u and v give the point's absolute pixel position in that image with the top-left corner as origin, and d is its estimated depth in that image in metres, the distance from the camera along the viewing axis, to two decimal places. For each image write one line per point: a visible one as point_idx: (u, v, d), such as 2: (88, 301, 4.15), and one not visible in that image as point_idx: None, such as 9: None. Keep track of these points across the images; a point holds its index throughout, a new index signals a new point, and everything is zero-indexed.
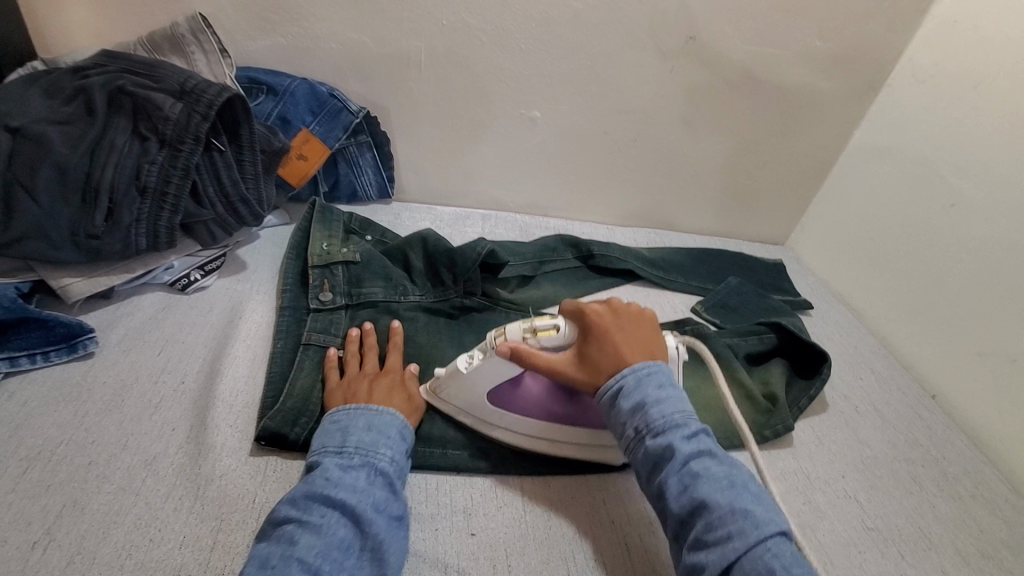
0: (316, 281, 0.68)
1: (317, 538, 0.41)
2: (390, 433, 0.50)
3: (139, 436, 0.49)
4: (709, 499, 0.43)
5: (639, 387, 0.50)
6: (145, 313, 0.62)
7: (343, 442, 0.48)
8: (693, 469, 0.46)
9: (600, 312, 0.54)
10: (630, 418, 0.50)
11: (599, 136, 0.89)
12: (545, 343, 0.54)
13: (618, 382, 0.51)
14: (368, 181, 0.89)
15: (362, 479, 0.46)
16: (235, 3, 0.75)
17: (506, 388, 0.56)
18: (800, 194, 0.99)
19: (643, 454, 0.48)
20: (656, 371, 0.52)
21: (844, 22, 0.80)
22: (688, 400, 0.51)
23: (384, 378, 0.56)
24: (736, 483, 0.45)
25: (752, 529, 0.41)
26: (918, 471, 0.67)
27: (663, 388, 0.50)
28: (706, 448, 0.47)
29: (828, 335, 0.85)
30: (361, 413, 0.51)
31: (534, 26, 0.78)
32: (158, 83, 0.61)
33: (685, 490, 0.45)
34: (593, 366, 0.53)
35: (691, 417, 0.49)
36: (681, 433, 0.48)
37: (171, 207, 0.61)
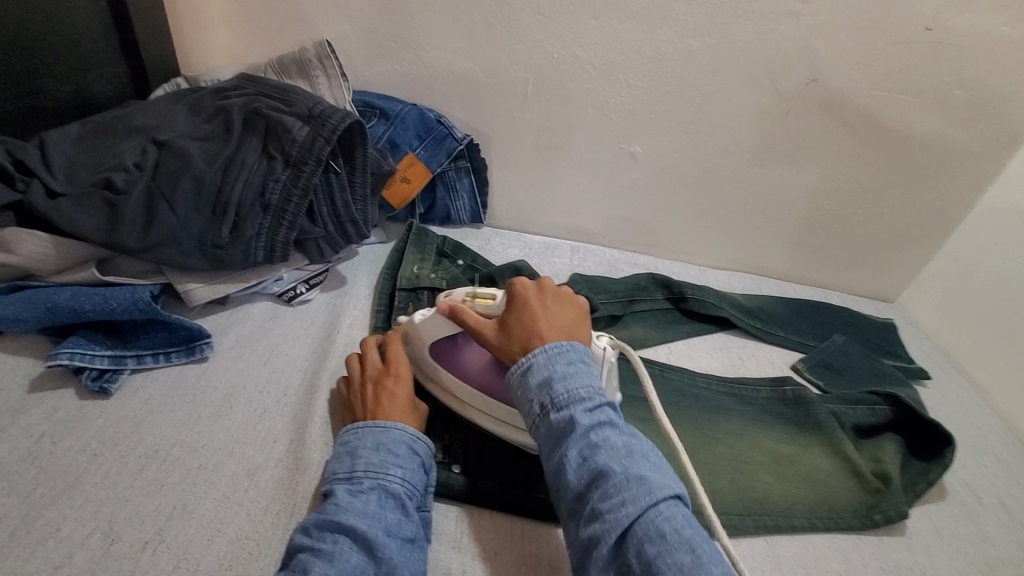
0: (401, 302, 0.69)
1: (332, 566, 0.40)
2: (399, 451, 0.49)
3: (244, 445, 0.51)
4: (607, 468, 0.41)
5: (548, 363, 0.48)
6: (254, 322, 0.65)
7: (352, 467, 0.47)
8: (593, 440, 0.43)
9: (525, 286, 0.56)
10: (536, 393, 0.47)
11: (700, 175, 0.86)
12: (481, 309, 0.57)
13: (529, 360, 0.49)
14: (462, 206, 0.90)
15: (373, 503, 0.45)
16: (359, 32, 0.79)
17: (449, 347, 0.60)
18: (918, 251, 0.90)
19: (546, 429, 0.46)
20: (567, 348, 0.49)
21: (989, 70, 0.73)
22: (595, 374, 0.49)
23: (396, 387, 0.55)
24: (635, 450, 0.42)
25: (645, 495, 0.39)
26: None
27: (572, 363, 0.48)
28: (609, 419, 0.45)
29: (945, 411, 0.77)
30: (369, 430, 0.50)
31: (645, 61, 0.76)
32: (290, 107, 0.65)
33: (584, 462, 0.42)
34: (507, 333, 0.52)
35: (596, 389, 0.47)
36: (584, 406, 0.45)
37: (288, 224, 0.64)
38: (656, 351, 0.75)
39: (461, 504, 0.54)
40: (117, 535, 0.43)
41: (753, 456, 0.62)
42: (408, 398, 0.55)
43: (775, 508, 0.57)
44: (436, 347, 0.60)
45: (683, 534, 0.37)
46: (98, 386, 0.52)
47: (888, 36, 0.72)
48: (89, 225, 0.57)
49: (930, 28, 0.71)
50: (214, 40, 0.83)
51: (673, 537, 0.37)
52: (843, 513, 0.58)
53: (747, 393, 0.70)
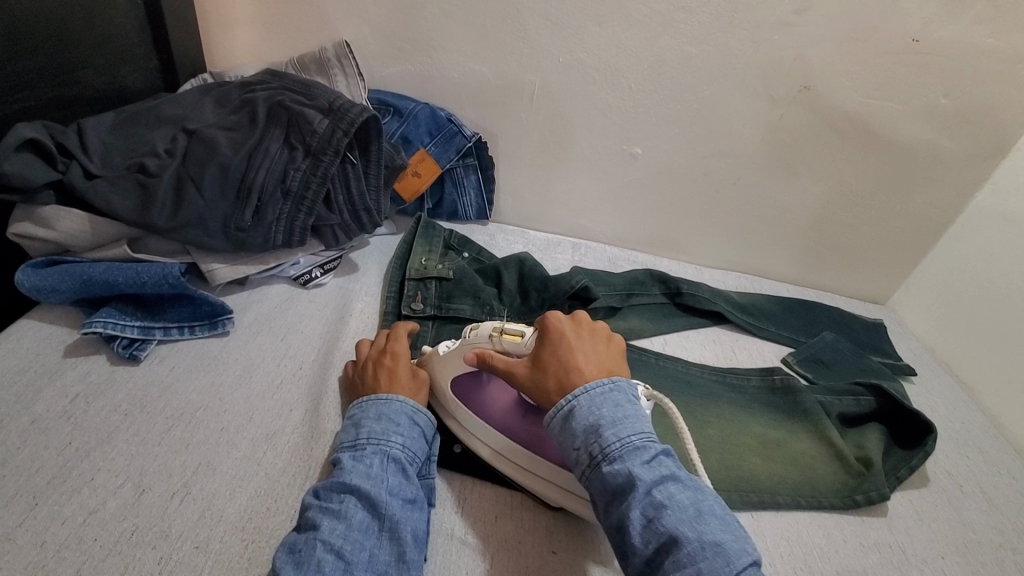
0: (410, 291, 0.72)
1: (338, 522, 0.43)
2: (399, 420, 0.52)
3: (263, 411, 0.54)
4: (676, 531, 0.40)
5: (595, 408, 0.48)
6: (272, 302, 0.69)
7: (356, 436, 0.51)
8: (656, 497, 0.42)
9: (559, 320, 0.56)
10: (586, 442, 0.47)
11: (698, 177, 0.90)
12: (508, 347, 0.56)
13: (570, 404, 0.49)
14: (469, 202, 0.94)
15: (375, 465, 0.48)
16: (376, 35, 0.84)
17: (472, 384, 0.60)
18: (908, 254, 0.94)
19: (601, 482, 0.46)
20: (612, 392, 0.49)
21: (973, 80, 0.77)
22: (645, 418, 0.49)
23: (394, 362, 0.58)
24: (702, 508, 0.42)
25: (723, 565, 0.38)
26: None
27: (621, 410, 0.48)
28: (669, 472, 0.44)
29: (930, 406, 0.80)
30: (371, 403, 0.53)
31: (646, 67, 0.81)
32: (311, 100, 0.69)
33: (649, 523, 0.42)
34: (541, 369, 0.53)
35: (650, 438, 0.47)
36: (640, 458, 0.45)
37: (307, 210, 0.68)
38: (652, 342, 0.79)
39: (464, 474, 0.57)
40: (146, 486, 0.47)
41: (742, 439, 0.65)
42: (409, 368, 0.59)
43: (762, 486, 0.60)
44: (459, 382, 0.60)
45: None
46: (128, 354, 0.56)
47: (877, 47, 0.76)
48: (123, 206, 0.61)
49: (917, 40, 0.75)
50: (240, 40, 0.88)
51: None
52: (826, 493, 0.61)
53: (738, 382, 0.73)
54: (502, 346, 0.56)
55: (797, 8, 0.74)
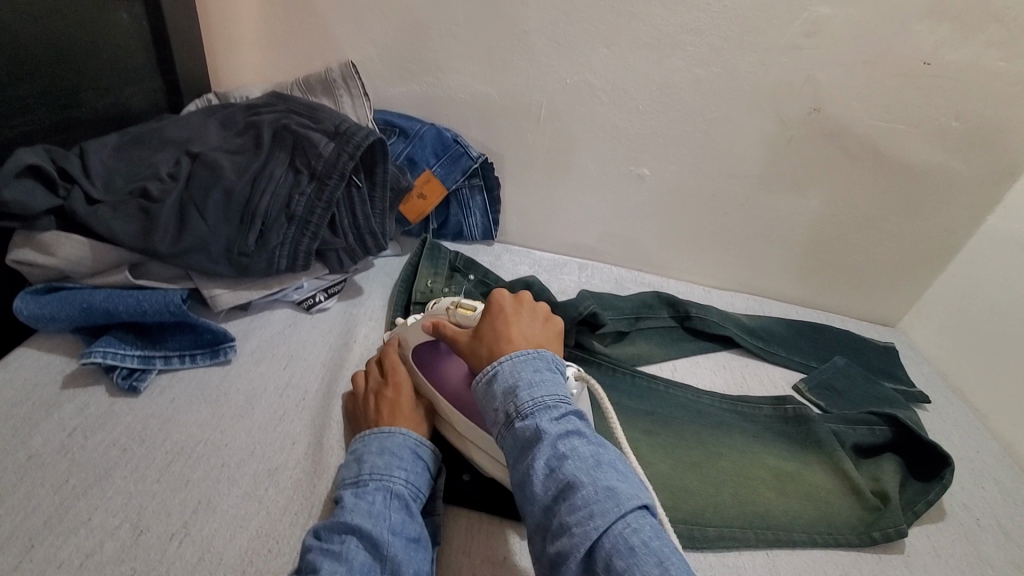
0: (416, 316, 0.71)
1: (338, 563, 0.41)
2: (403, 455, 0.51)
3: (265, 445, 0.53)
4: (574, 478, 0.40)
5: (515, 370, 0.48)
6: (275, 328, 0.67)
7: (359, 472, 0.49)
8: (560, 449, 0.42)
9: (506, 297, 0.56)
10: (503, 402, 0.47)
11: (706, 198, 0.89)
12: (461, 320, 0.57)
13: (495, 368, 0.49)
14: (475, 222, 0.93)
15: (378, 502, 0.47)
16: (382, 55, 0.83)
17: (431, 354, 0.60)
18: (919, 276, 0.92)
19: (512, 438, 0.45)
20: (534, 358, 0.49)
21: (985, 104, 0.76)
22: (563, 383, 0.48)
23: (396, 393, 0.57)
24: (602, 460, 0.42)
25: (613, 506, 0.38)
26: None
27: (539, 373, 0.48)
28: (576, 429, 0.44)
29: (944, 434, 0.78)
30: (373, 436, 0.53)
31: (655, 89, 0.80)
32: (317, 124, 0.68)
33: (551, 472, 0.41)
34: (477, 337, 0.53)
35: (563, 399, 0.46)
36: (550, 415, 0.45)
37: (311, 234, 0.67)
38: (661, 367, 0.77)
39: (471, 509, 0.55)
40: (145, 526, 0.45)
41: (754, 471, 0.63)
42: (411, 400, 0.57)
43: (776, 522, 0.58)
44: (418, 351, 0.61)
45: (650, 547, 0.36)
46: (128, 384, 0.55)
47: (888, 70, 0.75)
48: (125, 231, 0.60)
49: (928, 63, 0.74)
50: (246, 60, 0.87)
51: (640, 549, 0.36)
52: (842, 529, 0.59)
53: (749, 410, 0.72)
54: (456, 319, 0.57)
55: (807, 31, 0.74)
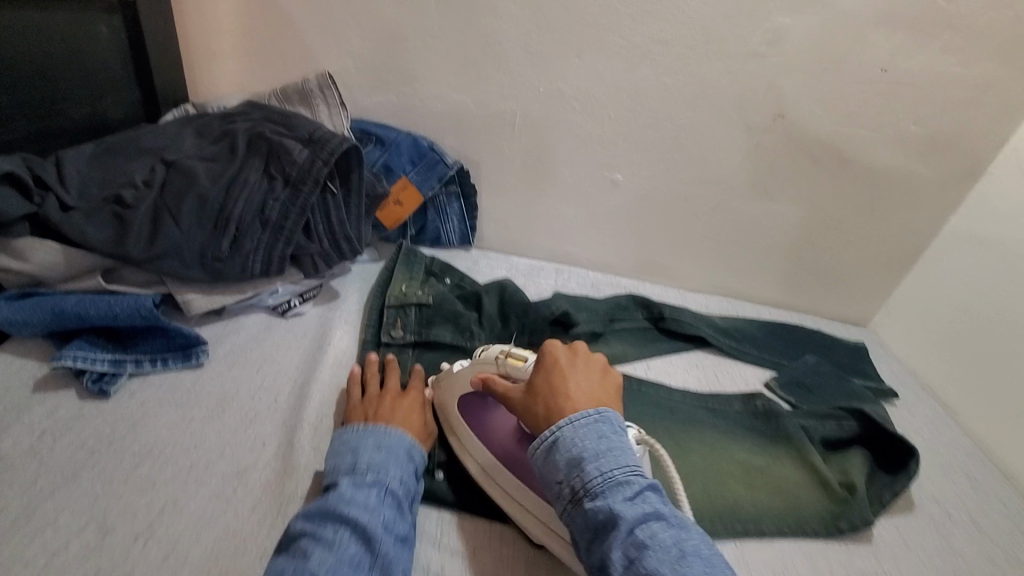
0: (390, 318, 0.72)
1: (329, 554, 0.42)
2: (398, 452, 0.52)
3: (235, 446, 0.53)
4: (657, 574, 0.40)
5: (580, 441, 0.47)
6: (249, 332, 0.67)
7: (355, 462, 0.50)
8: (638, 537, 0.42)
9: (559, 349, 0.56)
10: (569, 476, 0.47)
11: (678, 202, 0.91)
12: (511, 371, 0.56)
13: (556, 436, 0.48)
14: (452, 229, 0.94)
15: (373, 498, 0.47)
16: (359, 65, 0.85)
17: (477, 406, 0.59)
18: (886, 275, 0.95)
19: (584, 519, 0.45)
20: (601, 425, 0.48)
21: (942, 108, 0.79)
22: (633, 449, 0.48)
23: (410, 406, 0.59)
24: (685, 549, 0.41)
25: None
26: None
27: (607, 443, 0.47)
28: (652, 510, 0.44)
29: (914, 428, 0.79)
30: (371, 431, 0.53)
31: (625, 96, 0.82)
32: (291, 131, 0.69)
33: (630, 564, 0.41)
34: (533, 395, 0.53)
35: (636, 472, 0.46)
36: (624, 495, 0.44)
37: (285, 239, 0.68)
38: (635, 367, 0.78)
39: (443, 508, 0.56)
40: (110, 527, 0.45)
41: (726, 467, 0.64)
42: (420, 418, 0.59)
43: (745, 516, 0.59)
44: (465, 402, 0.60)
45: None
46: (97, 389, 0.55)
47: (848, 77, 0.78)
48: (99, 237, 0.60)
49: (885, 70, 0.77)
50: (224, 72, 0.89)
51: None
52: (811, 521, 0.60)
53: (721, 407, 0.73)
54: (505, 371, 0.56)
55: (767, 40, 0.76)
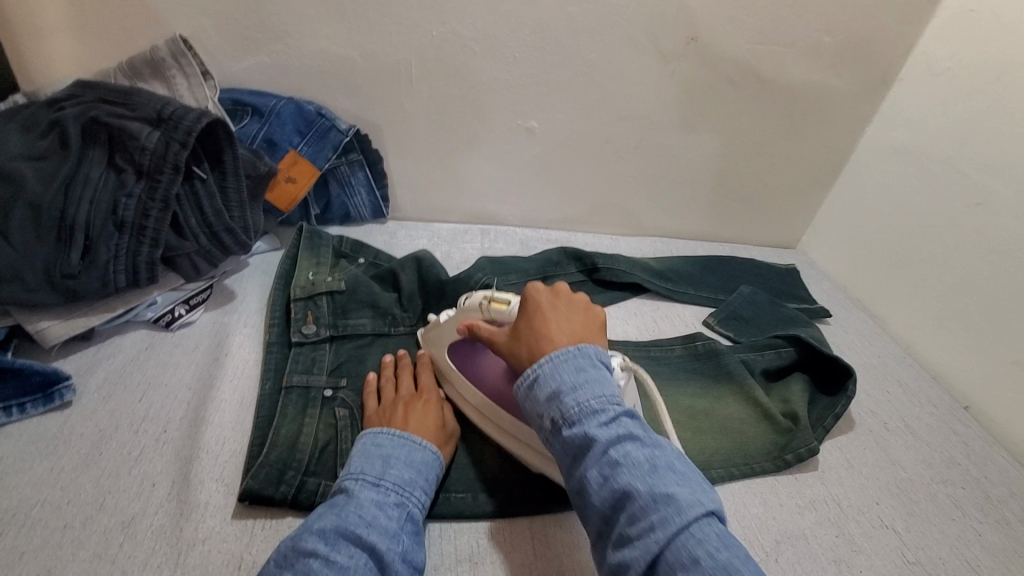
0: (299, 313, 0.63)
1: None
2: (428, 476, 0.47)
3: (118, 494, 0.46)
4: (631, 489, 0.38)
5: (556, 373, 0.44)
6: (127, 355, 0.58)
7: (382, 475, 0.45)
8: (613, 457, 0.40)
9: (540, 292, 0.51)
10: (545, 407, 0.44)
11: (600, 144, 0.85)
12: (496, 317, 0.53)
13: (534, 371, 0.45)
14: (361, 201, 0.85)
15: (395, 521, 0.42)
16: (217, 23, 0.71)
17: (470, 353, 0.57)
18: (810, 195, 0.94)
19: (561, 446, 0.42)
20: (577, 356, 0.45)
21: (853, 15, 0.76)
22: (610, 378, 0.45)
23: (428, 407, 0.53)
24: (659, 464, 0.39)
25: (675, 516, 0.36)
26: (965, 496, 0.60)
27: (581, 370, 0.44)
28: (628, 431, 0.41)
29: (848, 344, 0.80)
30: (404, 443, 0.48)
31: (528, 33, 0.74)
32: (134, 111, 0.58)
33: (606, 482, 0.39)
34: (517, 338, 0.49)
35: (612, 399, 0.43)
36: (598, 419, 0.41)
37: (151, 241, 0.58)
38: None
39: None
40: None
41: (671, 415, 0.62)
42: (440, 417, 0.53)
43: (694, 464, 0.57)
44: (457, 351, 0.58)
45: (717, 557, 0.34)
46: None
47: None
48: None
49: None
50: (63, 50, 0.71)
51: (706, 562, 0.34)
52: (758, 458, 0.59)
53: (662, 354, 0.70)
54: (490, 316, 0.53)
55: None
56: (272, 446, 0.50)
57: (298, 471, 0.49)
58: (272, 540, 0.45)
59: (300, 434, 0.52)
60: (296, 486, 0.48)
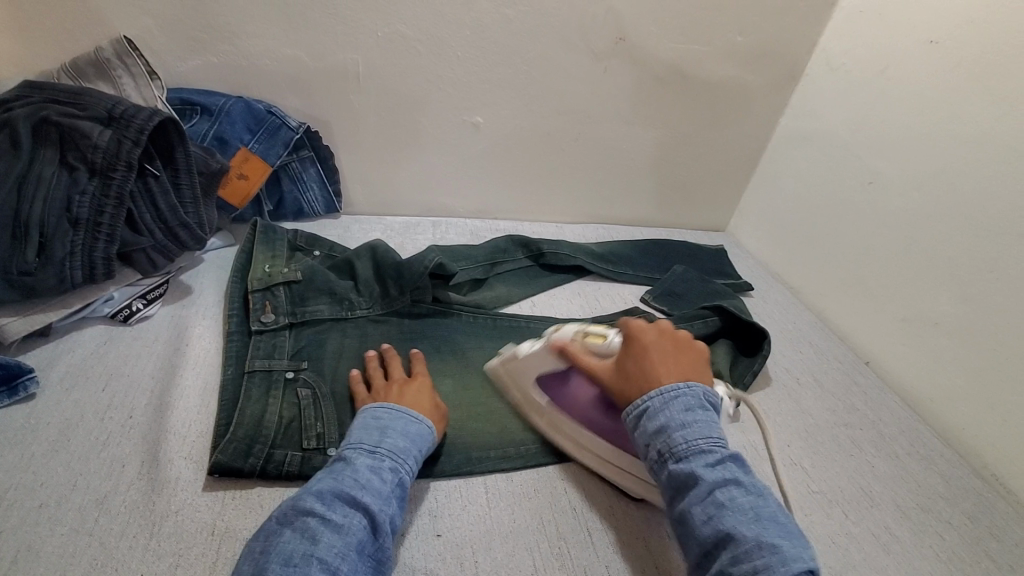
0: (257, 303, 0.65)
1: (339, 537, 0.41)
2: (419, 445, 0.51)
3: (89, 475, 0.48)
4: (736, 531, 0.42)
5: (666, 409, 0.50)
6: (86, 349, 0.60)
7: (378, 443, 0.49)
8: (717, 498, 0.44)
9: (645, 332, 0.56)
10: (654, 440, 0.49)
11: (542, 137, 0.91)
12: (593, 348, 0.58)
13: (645, 404, 0.51)
14: (314, 197, 0.88)
15: (387, 486, 0.46)
16: (162, 25, 0.72)
17: (555, 383, 0.60)
18: (732, 181, 1.04)
19: (666, 477, 0.48)
20: (685, 395, 0.50)
21: (760, 18, 0.85)
22: (716, 421, 0.50)
23: (420, 389, 0.58)
24: (761, 513, 0.43)
25: (779, 564, 0.39)
26: (862, 436, 0.69)
27: (690, 411, 0.49)
28: (732, 476, 0.45)
29: (769, 314, 0.89)
30: (401, 415, 0.52)
31: (469, 33, 0.79)
32: (84, 111, 0.59)
33: (710, 520, 0.43)
34: (626, 376, 0.54)
35: (718, 442, 0.48)
36: (705, 460, 0.46)
37: (106, 237, 0.59)
38: (521, 306, 0.80)
39: None
40: None
41: None
42: (432, 398, 0.57)
43: None
44: (540, 380, 0.61)
45: None
46: None
47: None
48: None
49: None
50: None
51: None
52: None
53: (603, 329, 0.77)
54: (586, 345, 0.58)
55: None
56: (237, 424, 0.53)
57: (264, 445, 0.52)
58: (243, 508, 0.48)
59: (265, 413, 0.55)
60: (262, 459, 0.51)
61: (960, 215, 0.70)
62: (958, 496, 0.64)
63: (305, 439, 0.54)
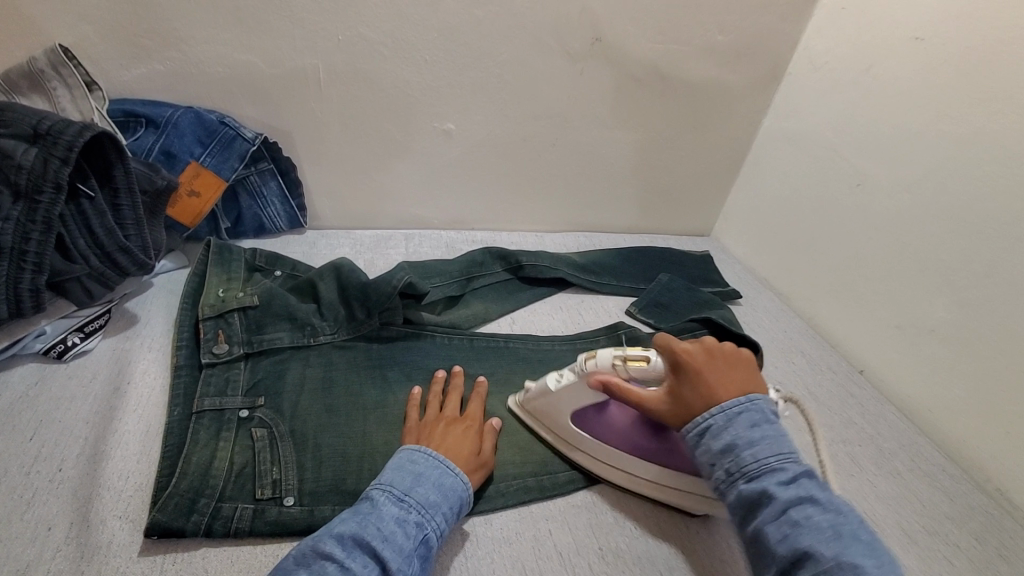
0: (209, 333, 0.59)
1: None
2: (452, 500, 0.46)
3: (8, 542, 0.42)
4: (815, 551, 0.38)
5: (729, 426, 0.45)
6: (15, 392, 0.54)
7: (410, 489, 0.45)
8: (793, 516, 0.40)
9: (693, 355, 0.50)
10: (719, 459, 0.45)
11: (518, 143, 0.87)
12: (634, 374, 0.52)
13: (705, 420, 0.47)
14: (276, 212, 0.82)
15: (410, 543, 0.42)
16: (99, 31, 0.66)
17: (594, 413, 0.56)
18: (716, 184, 1.01)
19: (734, 497, 0.44)
20: (749, 410, 0.46)
21: (741, 16, 0.82)
22: (784, 435, 0.45)
23: (466, 431, 0.54)
24: (845, 532, 0.39)
25: None
26: (861, 453, 0.66)
27: (756, 427, 0.45)
28: (809, 493, 0.41)
29: (758, 322, 0.86)
30: (437, 465, 0.48)
31: (436, 36, 0.74)
32: (7, 128, 0.53)
33: (785, 539, 0.40)
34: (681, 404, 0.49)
35: (790, 456, 0.44)
36: (777, 478, 0.42)
37: (33, 266, 0.53)
38: (500, 324, 0.75)
39: None
40: None
41: None
42: (476, 442, 0.53)
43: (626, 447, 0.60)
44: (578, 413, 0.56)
45: None
46: None
47: None
48: None
49: None
50: None
51: None
52: None
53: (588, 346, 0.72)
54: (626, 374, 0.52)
55: None
56: (181, 475, 0.48)
57: (211, 499, 0.47)
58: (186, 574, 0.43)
59: (213, 460, 0.50)
60: (208, 515, 0.46)
61: (953, 218, 0.67)
62: (963, 515, 0.61)
63: (258, 487, 0.49)
